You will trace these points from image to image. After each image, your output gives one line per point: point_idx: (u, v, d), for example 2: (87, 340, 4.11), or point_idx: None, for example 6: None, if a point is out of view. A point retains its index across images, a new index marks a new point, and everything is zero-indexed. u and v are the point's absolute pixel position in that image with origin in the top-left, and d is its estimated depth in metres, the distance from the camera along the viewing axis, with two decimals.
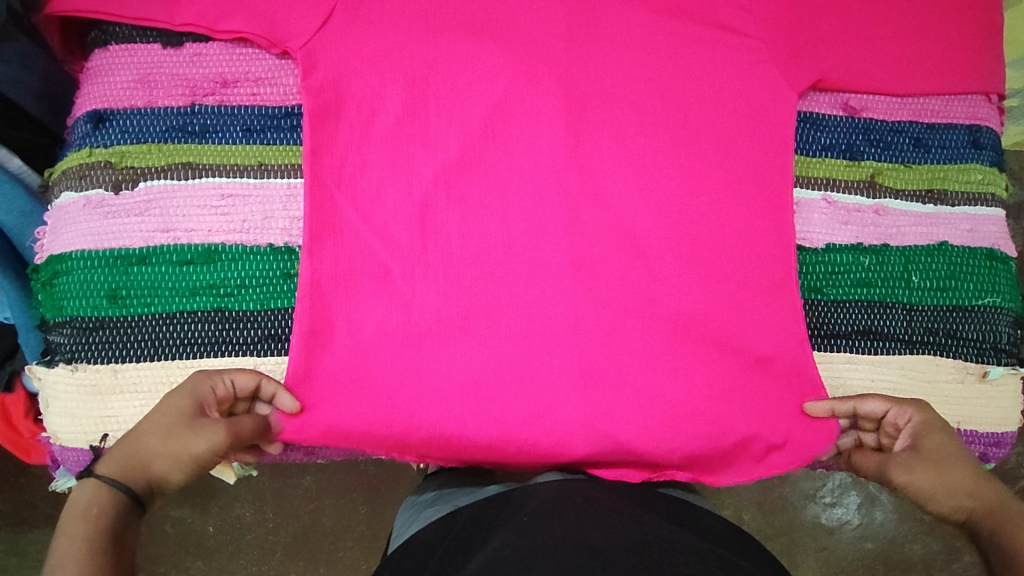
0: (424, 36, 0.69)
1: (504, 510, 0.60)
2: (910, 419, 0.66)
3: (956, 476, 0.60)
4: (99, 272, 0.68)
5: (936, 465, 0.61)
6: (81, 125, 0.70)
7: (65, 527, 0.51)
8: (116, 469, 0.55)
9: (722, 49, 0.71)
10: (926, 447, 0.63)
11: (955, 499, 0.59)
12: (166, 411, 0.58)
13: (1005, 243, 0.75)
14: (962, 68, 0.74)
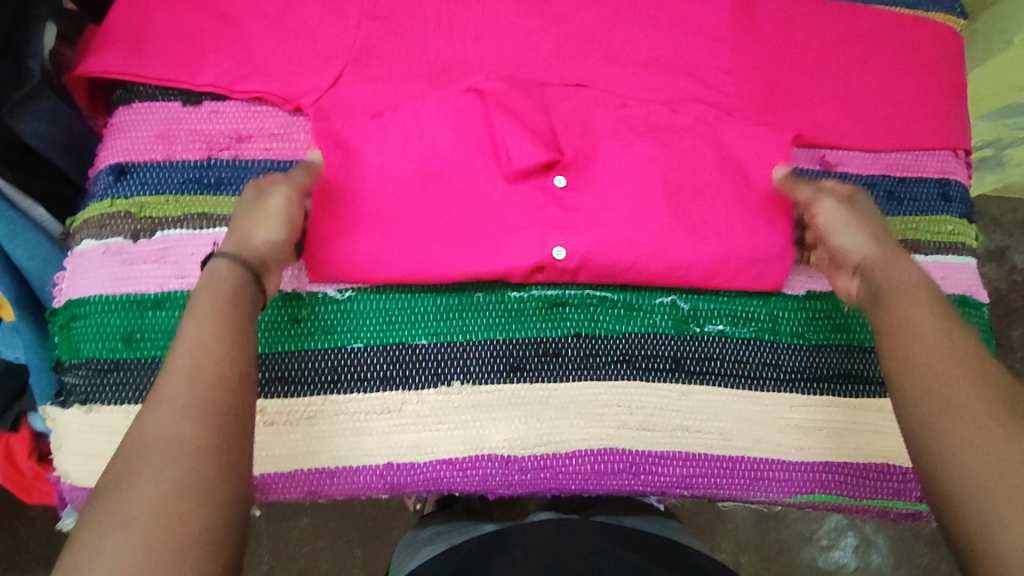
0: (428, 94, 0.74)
1: (499, 547, 0.62)
2: (839, 189, 0.69)
3: (866, 211, 0.66)
4: (115, 316, 0.71)
5: (858, 203, 0.67)
6: (102, 177, 0.74)
7: (202, 300, 0.54)
8: (231, 243, 0.59)
9: (706, 107, 0.76)
10: (853, 199, 0.67)
11: (872, 251, 0.63)
12: (248, 195, 0.63)
13: (976, 290, 0.79)
14: (928, 125, 0.79)
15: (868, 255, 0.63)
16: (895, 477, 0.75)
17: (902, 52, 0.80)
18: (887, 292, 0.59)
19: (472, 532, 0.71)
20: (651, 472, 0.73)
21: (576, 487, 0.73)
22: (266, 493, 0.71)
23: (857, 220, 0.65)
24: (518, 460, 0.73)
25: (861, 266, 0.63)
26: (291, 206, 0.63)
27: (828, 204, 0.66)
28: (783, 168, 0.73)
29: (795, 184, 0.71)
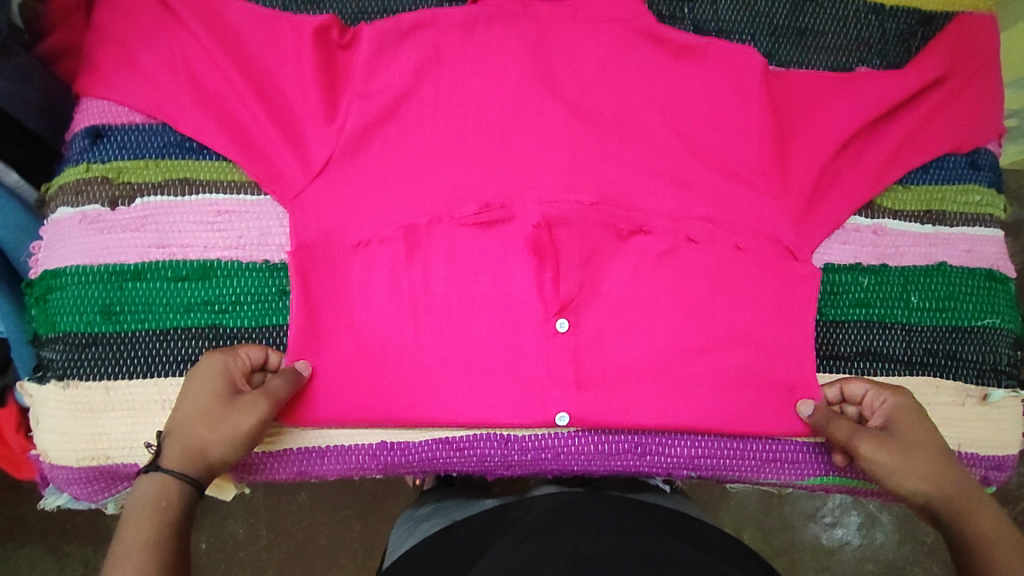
0: (422, 53, 0.70)
1: (503, 520, 0.60)
2: (888, 411, 0.65)
3: (919, 441, 0.63)
4: (94, 287, 0.67)
5: (913, 425, 0.63)
6: (77, 141, 0.70)
7: (137, 518, 0.54)
8: (178, 456, 0.57)
9: (718, 67, 0.72)
10: (897, 413, 0.65)
11: (930, 483, 0.60)
12: (197, 382, 0.61)
13: (1004, 264, 0.75)
14: (960, 131, 0.74)
15: (931, 494, 0.60)
16: None
17: (933, 49, 0.75)
18: (954, 522, 0.58)
19: (473, 508, 0.69)
20: (657, 453, 0.70)
21: (579, 469, 0.70)
22: (254, 473, 0.69)
23: (912, 447, 0.62)
24: (518, 440, 0.70)
25: (927, 511, 0.60)
26: (261, 423, 0.61)
27: (873, 448, 0.62)
28: (808, 407, 0.68)
29: (827, 415, 0.66)
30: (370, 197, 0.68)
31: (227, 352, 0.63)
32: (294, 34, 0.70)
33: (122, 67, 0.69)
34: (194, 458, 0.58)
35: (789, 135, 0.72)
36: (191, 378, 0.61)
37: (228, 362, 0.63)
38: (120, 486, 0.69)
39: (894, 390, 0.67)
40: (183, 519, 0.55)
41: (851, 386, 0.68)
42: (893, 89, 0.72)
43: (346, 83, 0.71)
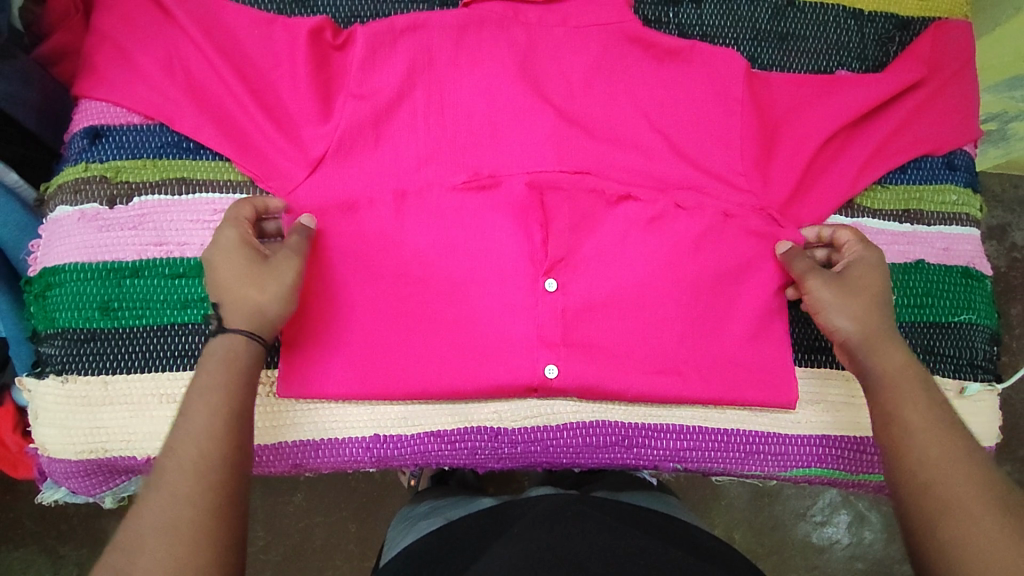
0: (414, 56, 0.72)
1: (500, 519, 0.62)
2: (844, 247, 0.69)
3: (865, 280, 0.66)
4: (92, 284, 0.69)
5: (869, 268, 0.67)
6: (76, 141, 0.71)
7: (213, 370, 0.57)
8: (234, 317, 0.59)
9: (703, 70, 0.74)
10: (862, 253, 0.68)
11: (875, 327, 0.64)
12: (229, 247, 0.62)
13: (979, 262, 0.77)
14: (937, 135, 0.76)
15: (853, 333, 0.64)
16: None
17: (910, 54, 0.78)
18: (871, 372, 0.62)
19: (471, 506, 0.71)
20: (643, 445, 0.72)
21: (567, 461, 0.72)
22: (250, 467, 0.70)
23: (859, 287, 0.65)
24: (508, 433, 0.71)
25: (845, 347, 0.64)
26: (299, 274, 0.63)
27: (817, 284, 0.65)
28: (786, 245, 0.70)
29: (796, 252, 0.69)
30: (364, 204, 0.70)
31: (235, 211, 0.64)
32: (290, 37, 0.72)
33: (121, 69, 0.71)
34: (255, 318, 0.60)
35: (772, 136, 0.75)
36: (213, 245, 0.62)
37: (234, 215, 0.64)
38: (118, 480, 0.71)
39: (869, 245, 0.68)
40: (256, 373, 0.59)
41: (833, 231, 0.70)
42: (871, 91, 0.75)
43: (341, 85, 0.72)
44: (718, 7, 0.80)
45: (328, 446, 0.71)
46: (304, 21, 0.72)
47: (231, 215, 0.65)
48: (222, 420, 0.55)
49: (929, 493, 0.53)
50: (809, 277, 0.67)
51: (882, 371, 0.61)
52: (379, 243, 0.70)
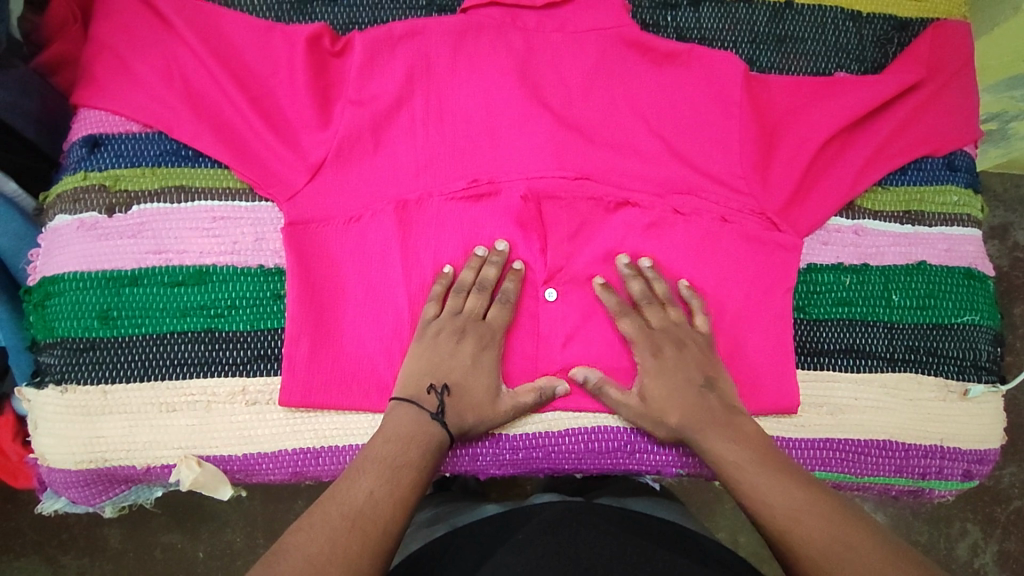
0: (413, 62, 0.72)
1: (502, 526, 0.61)
2: (631, 336, 0.69)
3: (674, 369, 0.67)
4: (92, 293, 0.68)
5: (666, 349, 0.68)
6: (75, 150, 0.71)
7: (410, 450, 0.60)
8: (456, 422, 0.65)
9: (702, 74, 0.74)
10: (653, 336, 0.69)
11: (678, 412, 0.66)
12: (474, 347, 0.67)
13: (982, 262, 0.77)
14: (937, 136, 0.76)
15: (673, 421, 0.66)
16: (896, 454, 0.72)
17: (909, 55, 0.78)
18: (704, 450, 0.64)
19: (474, 515, 0.70)
20: (646, 450, 0.71)
21: (569, 467, 0.72)
22: (250, 475, 0.70)
23: (664, 374, 0.67)
24: (509, 439, 0.71)
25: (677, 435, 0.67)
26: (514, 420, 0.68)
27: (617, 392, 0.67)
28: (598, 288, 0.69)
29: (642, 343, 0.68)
30: (364, 213, 0.70)
31: (506, 307, 0.69)
32: (288, 45, 0.72)
33: (120, 78, 0.71)
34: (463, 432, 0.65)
35: (771, 139, 0.74)
36: (482, 348, 0.68)
37: (503, 321, 0.69)
38: (118, 488, 0.71)
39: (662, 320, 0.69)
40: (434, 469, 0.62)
41: (656, 276, 0.70)
42: (870, 93, 0.74)
43: (339, 93, 0.72)
44: (717, 10, 0.80)
45: (329, 457, 0.69)
46: (302, 28, 0.72)
47: (496, 300, 0.69)
48: (407, 492, 0.58)
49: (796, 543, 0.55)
50: (663, 351, 0.68)
51: (719, 446, 0.63)
52: (380, 251, 0.70)
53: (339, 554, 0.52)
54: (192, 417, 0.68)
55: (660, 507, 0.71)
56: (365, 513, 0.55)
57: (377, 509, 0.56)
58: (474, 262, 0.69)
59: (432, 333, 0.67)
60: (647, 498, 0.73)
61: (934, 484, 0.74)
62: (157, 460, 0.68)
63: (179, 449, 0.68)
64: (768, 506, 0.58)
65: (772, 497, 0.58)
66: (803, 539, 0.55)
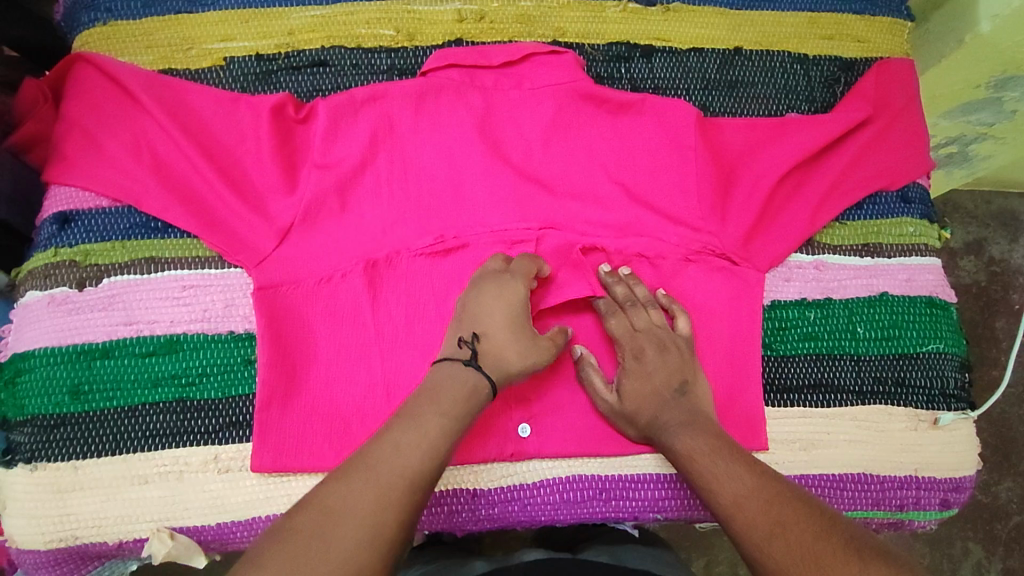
0: (375, 124, 0.74)
1: None
2: (617, 338, 0.71)
3: (653, 372, 0.68)
4: (61, 368, 0.69)
5: (648, 351, 0.69)
6: (46, 227, 0.72)
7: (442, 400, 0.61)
8: (494, 366, 0.65)
9: (656, 122, 0.76)
10: (637, 338, 0.70)
11: (642, 411, 0.67)
12: (506, 304, 0.67)
13: (943, 291, 0.78)
14: (889, 170, 0.79)
15: (643, 420, 0.67)
16: (872, 486, 0.72)
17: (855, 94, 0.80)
18: (665, 446, 0.65)
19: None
20: (622, 497, 0.71)
21: (546, 518, 0.71)
22: (226, 544, 0.69)
23: (644, 376, 0.68)
24: (485, 494, 0.71)
25: (643, 434, 0.68)
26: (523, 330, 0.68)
27: (628, 385, 0.68)
28: (605, 271, 0.73)
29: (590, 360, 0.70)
30: (333, 274, 0.71)
31: (534, 265, 0.70)
32: (253, 114, 0.74)
33: (89, 154, 0.73)
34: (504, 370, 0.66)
35: (728, 181, 0.77)
36: (517, 305, 0.67)
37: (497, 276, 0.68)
38: (92, 565, 0.70)
39: (645, 326, 0.70)
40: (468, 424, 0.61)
41: (635, 282, 0.72)
42: (818, 133, 0.77)
43: (305, 157, 0.74)
44: (669, 60, 0.83)
45: None
46: (266, 98, 0.74)
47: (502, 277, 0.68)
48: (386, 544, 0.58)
49: (739, 530, 0.54)
50: (644, 351, 0.69)
51: (676, 441, 0.64)
52: (351, 310, 0.71)
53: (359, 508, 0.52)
54: (164, 488, 0.68)
55: (645, 560, 0.70)
56: (396, 468, 0.55)
57: (400, 462, 0.55)
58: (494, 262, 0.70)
59: (479, 295, 0.67)
60: (632, 551, 0.72)
61: (913, 515, 0.74)
62: (129, 534, 0.67)
63: (151, 522, 0.67)
64: (718, 497, 0.58)
65: (733, 495, 0.57)
66: (745, 523, 0.54)
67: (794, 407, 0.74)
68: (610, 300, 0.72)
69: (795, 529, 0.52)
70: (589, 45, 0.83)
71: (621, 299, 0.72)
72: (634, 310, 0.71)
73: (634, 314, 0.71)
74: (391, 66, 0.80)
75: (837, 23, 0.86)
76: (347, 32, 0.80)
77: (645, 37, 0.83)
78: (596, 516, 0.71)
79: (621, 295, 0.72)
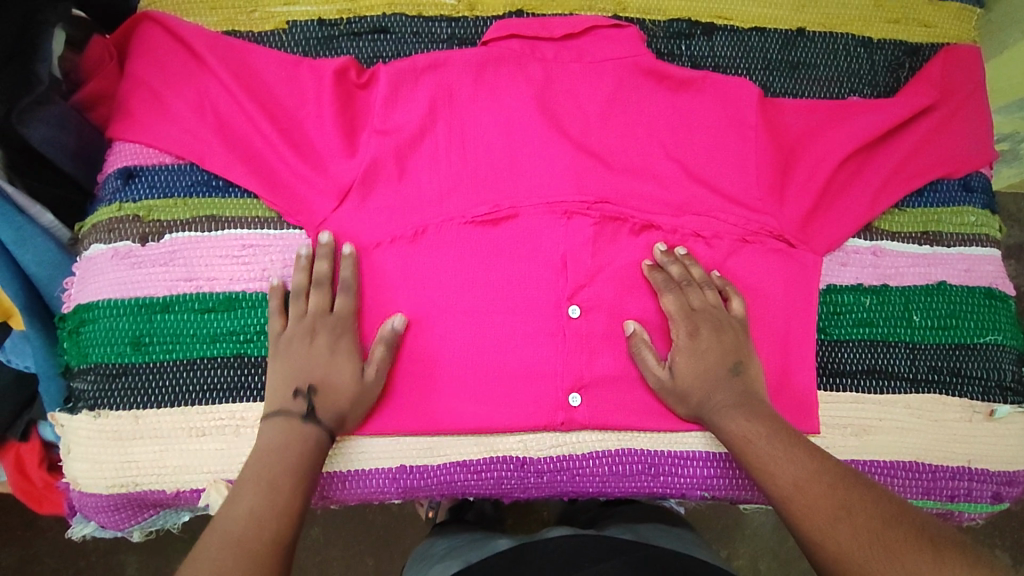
0: (435, 92, 0.74)
1: (530, 559, 0.62)
2: (671, 315, 0.70)
3: (707, 351, 0.67)
4: (125, 319, 0.70)
5: (703, 330, 0.68)
6: (110, 181, 0.74)
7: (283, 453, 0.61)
8: (329, 417, 0.65)
9: (717, 100, 0.76)
10: (693, 316, 0.69)
11: (694, 389, 0.67)
12: (330, 339, 0.67)
13: (1003, 283, 0.77)
14: (953, 157, 0.77)
15: (695, 399, 0.67)
16: (924, 475, 0.72)
17: (921, 79, 0.79)
18: (717, 426, 0.65)
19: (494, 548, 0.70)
20: (669, 473, 0.71)
21: (593, 490, 0.72)
22: None
23: (697, 355, 0.68)
24: (533, 463, 0.71)
25: (693, 411, 0.68)
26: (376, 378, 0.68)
27: (680, 363, 0.68)
28: (660, 248, 0.71)
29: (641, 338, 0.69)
30: (387, 239, 0.72)
31: (350, 294, 0.69)
32: (315, 78, 0.74)
33: (153, 111, 0.74)
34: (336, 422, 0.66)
35: (788, 162, 0.76)
36: (337, 339, 0.68)
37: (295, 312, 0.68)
38: (147, 513, 0.71)
39: (701, 305, 0.69)
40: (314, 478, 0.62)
41: (691, 262, 0.71)
42: (882, 117, 0.76)
43: (364, 123, 0.75)
44: (730, 39, 0.82)
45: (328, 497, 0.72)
46: (329, 62, 0.74)
47: (339, 289, 0.69)
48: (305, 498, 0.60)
49: (798, 511, 0.55)
50: (699, 331, 0.68)
51: (730, 423, 0.64)
52: (404, 276, 0.71)
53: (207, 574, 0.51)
54: (221, 441, 0.69)
55: (682, 538, 0.71)
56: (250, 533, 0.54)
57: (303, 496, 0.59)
58: (304, 262, 0.69)
59: (282, 344, 0.67)
60: (670, 530, 0.72)
61: (963, 507, 0.73)
62: (187, 483, 0.69)
63: (209, 473, 0.69)
64: (776, 480, 0.58)
65: (790, 476, 0.57)
66: (806, 506, 0.55)
67: (847, 391, 0.73)
68: (666, 276, 0.71)
69: (860, 513, 0.53)
70: (649, 21, 0.82)
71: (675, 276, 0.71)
72: (692, 289, 0.70)
73: (692, 291, 0.70)
74: (451, 35, 0.80)
75: (903, 7, 0.84)
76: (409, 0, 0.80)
77: (707, 14, 0.82)
78: (641, 490, 0.72)
79: (676, 273, 0.71)
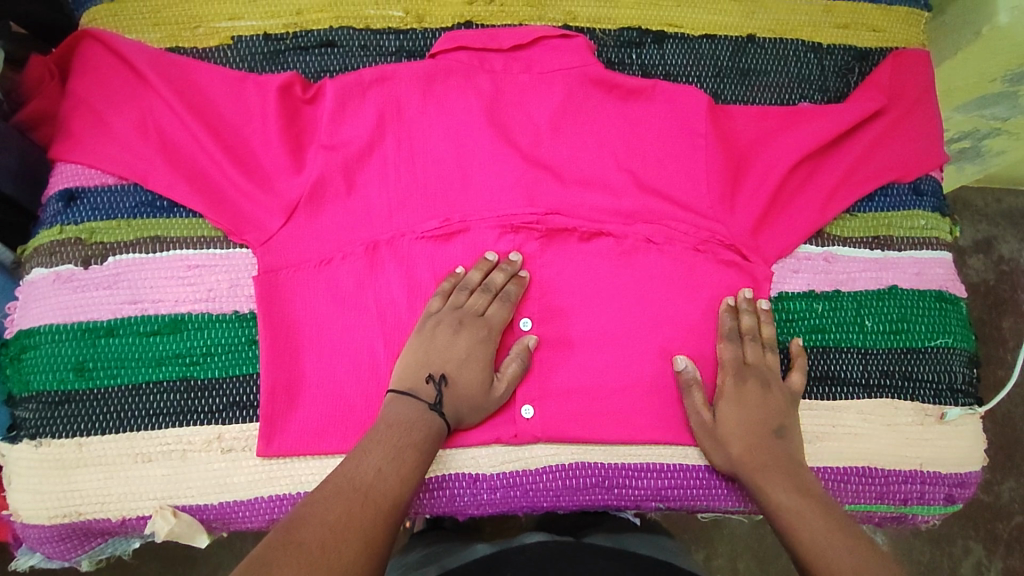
0: (382, 106, 0.73)
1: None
2: (724, 363, 0.70)
3: (753, 405, 0.68)
4: (67, 345, 0.69)
5: (751, 384, 0.69)
6: (51, 204, 0.72)
7: (390, 427, 0.62)
8: (450, 412, 0.66)
9: (667, 108, 0.75)
10: (744, 369, 0.70)
11: (739, 445, 0.67)
12: (470, 342, 0.68)
13: (953, 285, 0.77)
14: (902, 161, 0.77)
15: (735, 453, 0.67)
16: (877, 480, 0.72)
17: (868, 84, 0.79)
18: (755, 481, 0.65)
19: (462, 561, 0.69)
20: (623, 485, 0.71)
21: (549, 504, 0.71)
22: (228, 523, 0.69)
23: (742, 406, 0.68)
24: (487, 478, 0.71)
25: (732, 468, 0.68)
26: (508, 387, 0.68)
27: (725, 411, 0.68)
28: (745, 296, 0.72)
29: (688, 381, 0.69)
30: (335, 256, 0.71)
31: (507, 305, 0.70)
32: (261, 94, 0.73)
33: (94, 131, 0.72)
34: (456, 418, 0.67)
35: (739, 170, 0.75)
36: (480, 342, 0.68)
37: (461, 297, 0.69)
38: (95, 542, 0.70)
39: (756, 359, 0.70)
40: (426, 441, 0.62)
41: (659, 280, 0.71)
42: (831, 123, 0.76)
43: (311, 138, 0.74)
44: (681, 46, 0.82)
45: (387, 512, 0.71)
46: (274, 77, 0.73)
47: (498, 298, 0.70)
48: (410, 474, 0.59)
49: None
50: (747, 382, 0.69)
51: (776, 489, 0.64)
52: (353, 293, 0.71)
53: (332, 521, 0.52)
54: (167, 466, 0.68)
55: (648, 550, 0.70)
56: (375, 487, 0.57)
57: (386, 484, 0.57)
58: (483, 265, 0.70)
59: (427, 327, 0.68)
60: (637, 540, 0.72)
61: (917, 509, 0.74)
62: (133, 511, 0.68)
63: (155, 499, 0.68)
64: (829, 561, 0.55)
65: (827, 546, 0.57)
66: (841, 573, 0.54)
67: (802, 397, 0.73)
68: (727, 329, 0.71)
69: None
70: (600, 30, 0.82)
71: (734, 326, 0.71)
72: (749, 347, 0.71)
73: (750, 343, 0.71)
74: (400, 48, 0.79)
75: (851, 12, 0.84)
76: (356, 13, 0.79)
77: (657, 22, 0.82)
78: (598, 501, 0.72)
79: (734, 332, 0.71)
